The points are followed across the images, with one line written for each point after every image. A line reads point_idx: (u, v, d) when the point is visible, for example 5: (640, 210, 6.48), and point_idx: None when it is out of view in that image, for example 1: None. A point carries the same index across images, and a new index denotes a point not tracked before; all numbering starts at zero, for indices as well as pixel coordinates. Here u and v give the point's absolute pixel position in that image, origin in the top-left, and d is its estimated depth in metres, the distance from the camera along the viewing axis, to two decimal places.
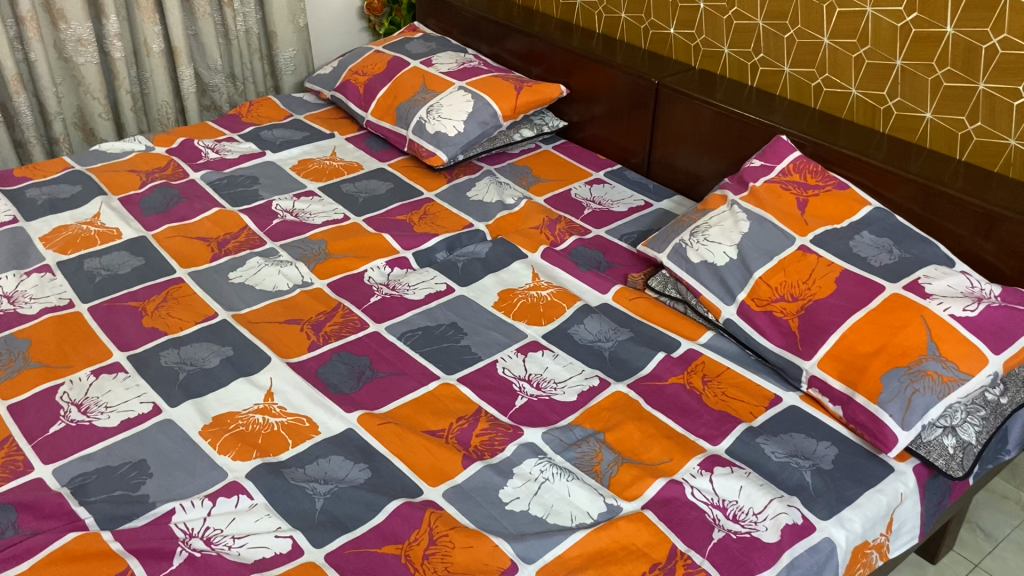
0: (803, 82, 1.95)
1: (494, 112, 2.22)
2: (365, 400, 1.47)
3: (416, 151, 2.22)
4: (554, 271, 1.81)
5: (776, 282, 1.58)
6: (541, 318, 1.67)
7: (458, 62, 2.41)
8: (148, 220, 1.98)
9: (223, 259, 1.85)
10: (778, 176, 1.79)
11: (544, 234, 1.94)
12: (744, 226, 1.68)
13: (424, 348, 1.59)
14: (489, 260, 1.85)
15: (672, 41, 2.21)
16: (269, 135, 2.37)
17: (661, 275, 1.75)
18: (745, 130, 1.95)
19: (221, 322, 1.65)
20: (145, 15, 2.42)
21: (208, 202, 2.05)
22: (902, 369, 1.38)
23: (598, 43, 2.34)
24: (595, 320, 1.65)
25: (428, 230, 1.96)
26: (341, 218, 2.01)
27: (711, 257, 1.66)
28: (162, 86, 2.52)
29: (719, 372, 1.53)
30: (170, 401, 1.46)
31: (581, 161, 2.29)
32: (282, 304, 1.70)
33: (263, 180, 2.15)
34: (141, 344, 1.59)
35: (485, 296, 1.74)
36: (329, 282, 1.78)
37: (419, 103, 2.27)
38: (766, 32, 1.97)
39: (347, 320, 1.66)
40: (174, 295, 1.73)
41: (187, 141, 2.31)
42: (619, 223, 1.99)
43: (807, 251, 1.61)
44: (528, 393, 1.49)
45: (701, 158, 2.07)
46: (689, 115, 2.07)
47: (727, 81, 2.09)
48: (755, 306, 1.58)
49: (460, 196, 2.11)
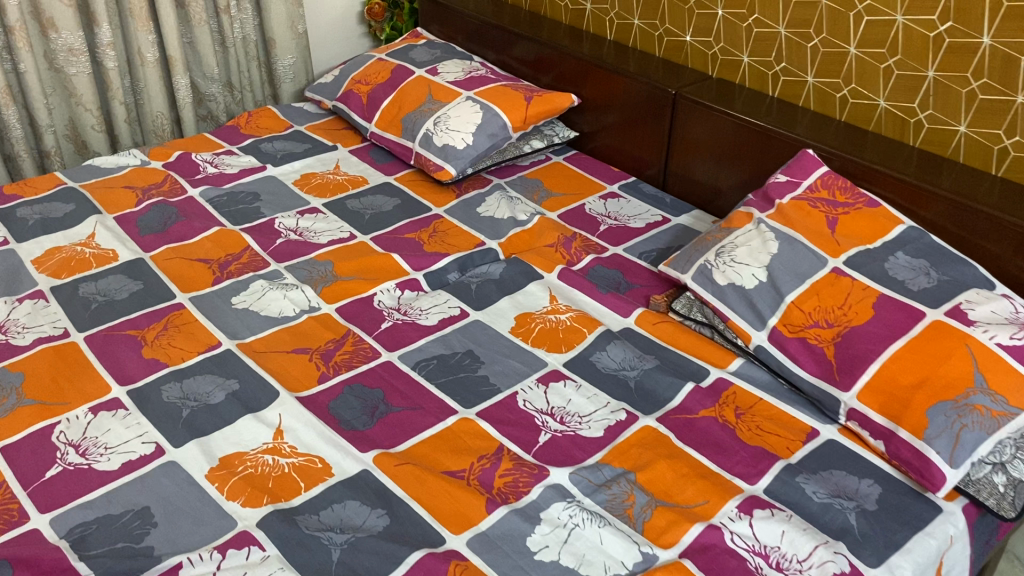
0: (827, 93, 1.87)
1: (503, 124, 2.15)
2: (380, 437, 1.39)
3: (423, 165, 2.14)
4: (572, 292, 1.74)
5: (809, 307, 1.51)
6: (561, 345, 1.59)
7: (464, 71, 2.33)
8: (145, 241, 1.89)
9: (225, 282, 1.76)
10: (806, 193, 1.72)
11: (560, 253, 1.86)
12: (773, 247, 1.61)
13: (439, 379, 1.51)
14: (504, 281, 1.77)
15: (688, 49, 2.13)
16: (270, 147, 2.29)
17: (685, 297, 1.68)
18: (767, 143, 1.88)
19: (224, 353, 1.57)
20: (138, 23, 2.33)
21: (208, 221, 1.97)
22: (949, 403, 1.31)
23: (610, 51, 2.26)
24: (618, 346, 1.58)
25: (439, 250, 1.88)
26: (347, 236, 1.93)
27: (739, 280, 1.59)
28: (157, 97, 2.43)
29: (751, 404, 1.46)
30: (174, 441, 1.38)
31: (594, 173, 2.21)
32: (289, 332, 1.62)
33: (264, 196, 2.07)
34: (141, 377, 1.51)
35: (501, 321, 1.66)
36: (337, 307, 1.69)
37: (425, 115, 2.19)
38: (789, 41, 1.90)
39: (358, 349, 1.57)
40: (175, 323, 1.64)
41: (184, 155, 2.23)
42: (637, 241, 1.91)
43: (840, 273, 1.54)
44: (551, 427, 1.41)
45: (720, 171, 2.00)
46: (707, 126, 1.99)
47: (746, 91, 2.01)
48: (788, 332, 1.51)
49: (470, 212, 2.03)
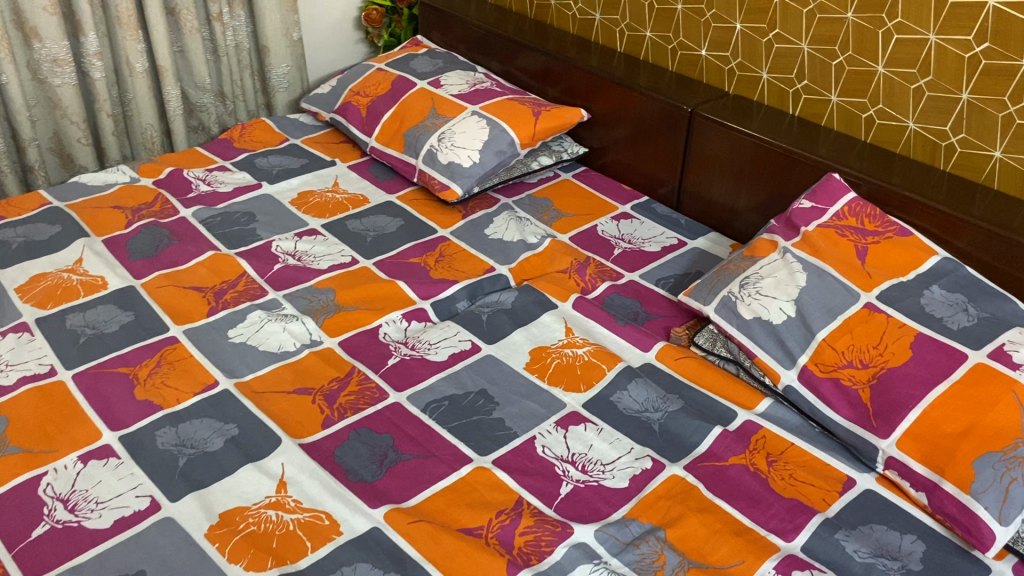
0: (852, 113, 1.79)
1: (510, 140, 2.06)
2: (390, 490, 1.30)
3: (427, 183, 2.04)
4: (588, 324, 1.65)
5: (842, 345, 1.43)
6: (579, 384, 1.50)
7: (468, 83, 2.24)
8: (136, 267, 1.79)
9: (221, 313, 1.67)
10: (833, 220, 1.64)
11: (573, 279, 1.78)
12: (801, 279, 1.53)
13: (452, 423, 1.42)
14: (516, 311, 1.69)
15: (704, 63, 2.04)
16: (264, 163, 2.19)
17: (707, 331, 1.60)
18: (789, 165, 1.80)
19: (222, 393, 1.47)
20: (127, 32, 2.22)
21: (202, 245, 1.87)
22: (997, 454, 1.24)
23: (620, 64, 2.17)
24: (640, 385, 1.49)
25: (446, 277, 1.79)
26: (348, 261, 1.84)
27: (765, 314, 1.52)
28: (146, 108, 2.33)
29: (783, 450, 1.38)
30: (170, 495, 1.29)
31: (604, 191, 2.12)
32: (290, 370, 1.53)
33: (260, 217, 1.97)
34: (133, 421, 1.42)
35: (515, 356, 1.57)
36: (340, 340, 1.60)
37: (429, 130, 2.10)
38: (812, 58, 1.82)
39: (364, 389, 1.48)
40: (169, 359, 1.55)
41: (175, 172, 2.12)
42: (654, 266, 1.83)
43: (874, 309, 1.46)
44: (573, 477, 1.33)
45: (739, 192, 1.92)
46: (725, 146, 1.91)
47: (765, 109, 1.93)
48: (820, 372, 1.43)
49: (477, 234, 1.94)
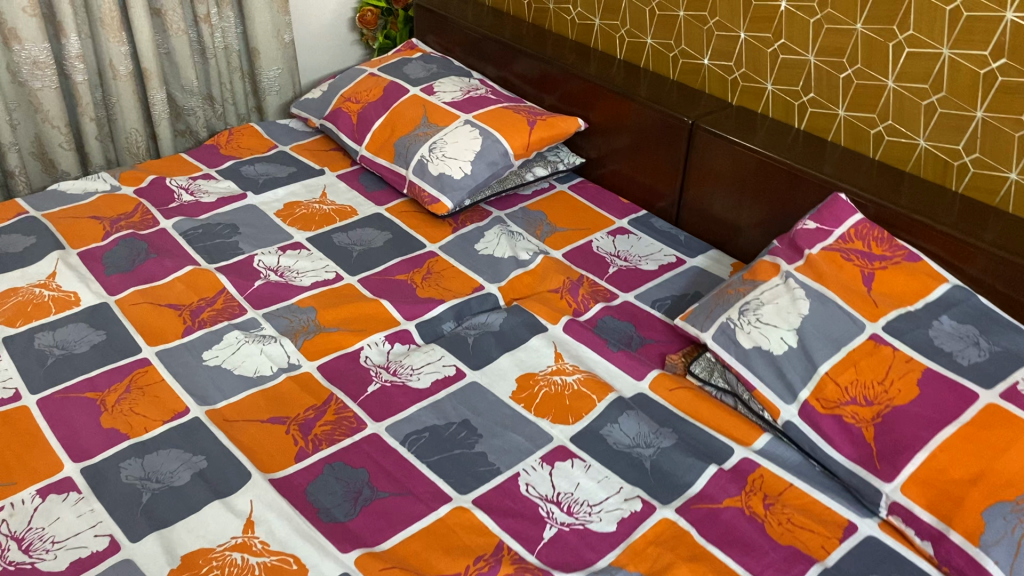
0: (860, 128, 1.71)
1: (504, 151, 1.98)
2: (363, 532, 1.23)
3: (417, 195, 1.97)
4: (580, 349, 1.58)
5: (846, 380, 1.35)
6: (567, 415, 1.43)
7: (462, 90, 2.16)
8: (111, 282, 1.73)
9: (196, 333, 1.60)
10: (838, 243, 1.56)
11: (565, 300, 1.70)
12: (804, 307, 1.46)
13: (431, 457, 1.35)
14: (504, 334, 1.61)
15: (706, 72, 1.96)
16: (251, 171, 2.12)
17: (704, 359, 1.52)
18: (793, 183, 1.72)
19: (193, 422, 1.40)
20: (110, 33, 2.15)
21: (181, 259, 1.80)
22: (1008, 504, 1.16)
23: (619, 72, 2.10)
24: (632, 417, 1.42)
25: (433, 295, 1.72)
26: (332, 278, 1.76)
27: (765, 343, 1.44)
28: (131, 112, 2.25)
29: (780, 491, 1.31)
30: (131, 534, 1.22)
31: (601, 204, 2.04)
32: (265, 396, 1.46)
33: (243, 229, 1.90)
34: (98, 452, 1.35)
35: (501, 383, 1.50)
36: (319, 364, 1.53)
37: (420, 140, 2.02)
38: (818, 70, 1.73)
39: (341, 418, 1.41)
40: (139, 384, 1.48)
41: (157, 180, 2.06)
42: (650, 286, 1.75)
43: (880, 341, 1.38)
44: (557, 520, 1.25)
45: (741, 208, 1.84)
46: (727, 161, 1.83)
47: (769, 122, 1.85)
48: (822, 408, 1.35)
49: (467, 249, 1.86)
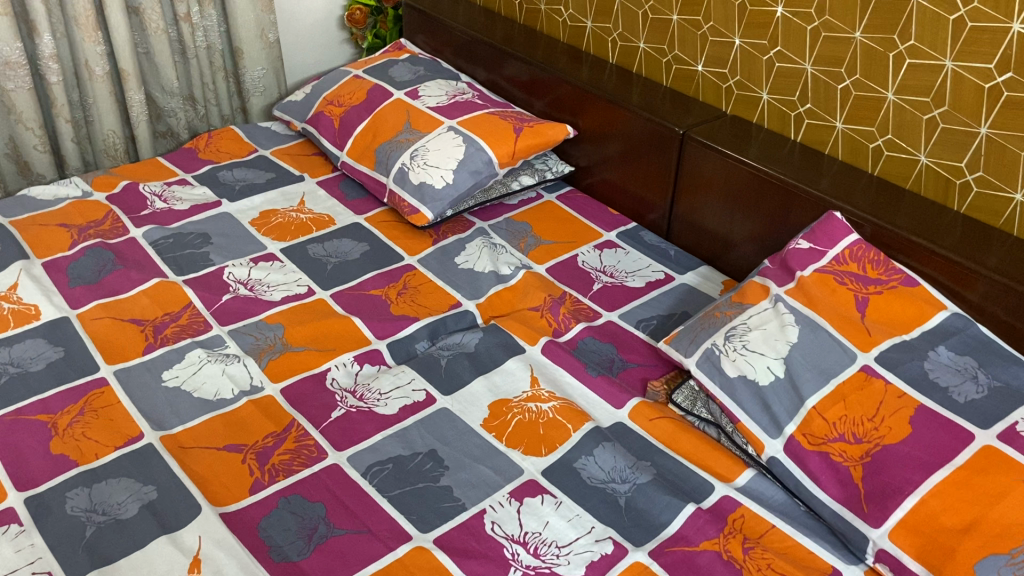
0: (859, 142, 1.62)
1: (488, 159, 1.90)
2: (315, 573, 1.16)
3: (396, 205, 1.90)
4: (557, 373, 1.50)
5: (834, 415, 1.28)
6: (540, 446, 1.35)
7: (447, 94, 2.08)
8: (74, 295, 1.66)
9: (158, 352, 1.53)
10: (832, 264, 1.48)
11: (545, 319, 1.62)
12: (792, 334, 1.38)
13: (393, 491, 1.28)
14: (479, 355, 1.54)
15: (700, 79, 1.88)
16: (228, 176, 2.05)
17: (687, 388, 1.44)
18: (787, 199, 1.63)
19: (146, 448, 1.34)
20: (86, 33, 2.08)
21: (148, 271, 1.74)
22: (1002, 557, 1.08)
23: (611, 78, 2.01)
24: (608, 449, 1.34)
25: (407, 313, 1.64)
26: (304, 292, 1.69)
27: (751, 372, 1.36)
28: (108, 113, 2.19)
29: (761, 534, 1.23)
30: (70, 571, 1.16)
31: (590, 215, 1.97)
32: (224, 421, 1.39)
33: (215, 239, 1.84)
34: (43, 480, 1.28)
35: (472, 410, 1.42)
36: (283, 387, 1.46)
37: (401, 147, 1.95)
38: (815, 80, 1.65)
39: (301, 447, 1.34)
40: (93, 406, 1.42)
41: (131, 185, 1.99)
42: (635, 305, 1.67)
43: (871, 374, 1.30)
44: (523, 562, 1.18)
45: (733, 223, 1.75)
46: (719, 174, 1.74)
47: (764, 133, 1.76)
48: (808, 444, 1.27)
49: (446, 263, 1.79)
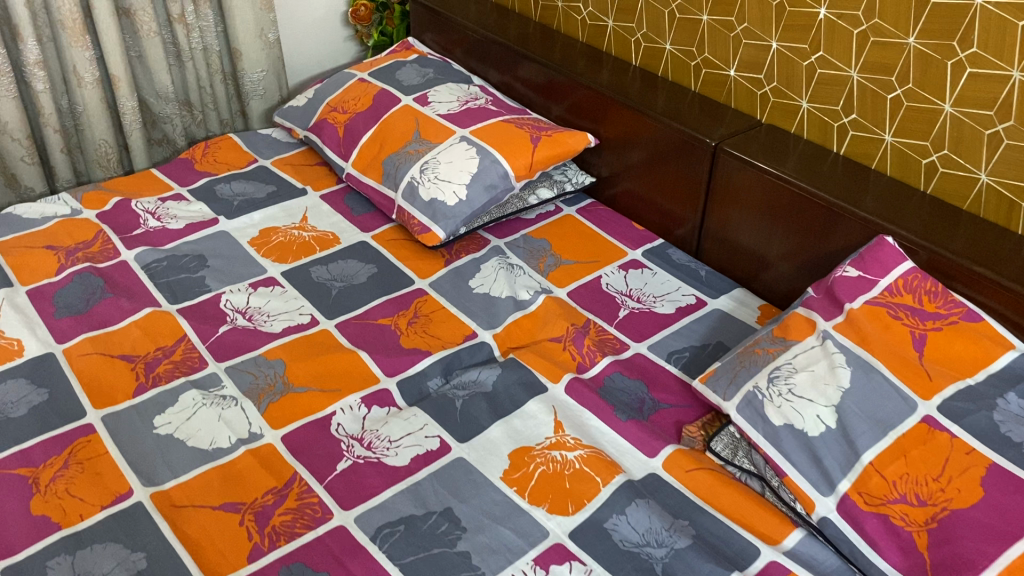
0: (909, 156, 1.48)
1: (503, 172, 1.77)
2: None
3: (406, 222, 1.77)
4: (583, 416, 1.37)
5: (894, 474, 1.15)
6: (566, 502, 1.23)
7: (459, 100, 1.95)
8: (60, 327, 1.54)
9: (149, 393, 1.41)
10: (883, 296, 1.35)
11: (568, 352, 1.50)
12: (843, 378, 1.25)
13: (405, 559, 1.16)
14: (497, 395, 1.41)
15: (732, 84, 1.74)
16: (226, 190, 1.92)
17: (727, 435, 1.31)
18: (830, 220, 1.50)
19: (135, 509, 1.22)
20: (73, 37, 1.95)
21: (140, 299, 1.61)
22: None
23: (635, 82, 1.88)
24: (642, 508, 1.22)
25: (419, 345, 1.52)
26: (307, 322, 1.57)
27: (798, 421, 1.23)
28: (99, 121, 2.07)
29: None
30: None
31: (613, 231, 1.83)
32: (220, 474, 1.28)
33: (212, 261, 1.71)
34: (22, 547, 1.17)
35: (491, 460, 1.30)
36: (284, 433, 1.34)
37: (410, 159, 1.81)
38: (862, 88, 1.50)
39: (303, 506, 1.23)
40: (78, 458, 1.30)
41: (123, 202, 1.87)
42: (665, 334, 1.54)
43: (935, 426, 1.18)
44: None
45: (770, 242, 1.62)
46: (754, 190, 1.61)
47: (803, 145, 1.63)
48: (865, 505, 1.15)
49: (460, 287, 1.66)
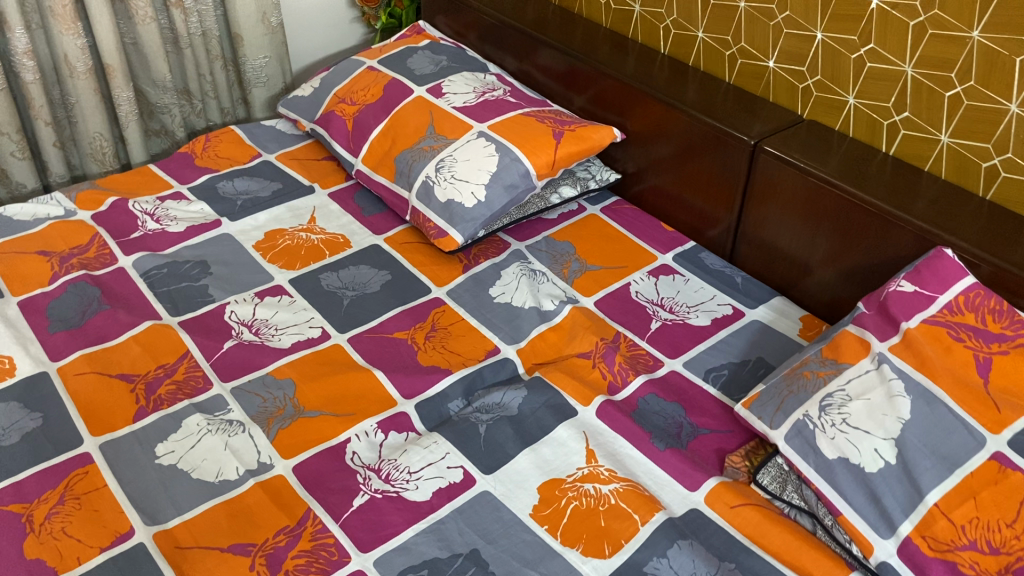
0: (967, 158, 1.37)
1: (524, 170, 1.66)
2: None
3: (420, 225, 1.66)
4: (616, 443, 1.28)
5: (962, 517, 1.06)
6: (603, 543, 1.14)
7: (475, 91, 1.83)
8: (54, 343, 1.44)
9: (150, 417, 1.32)
10: (942, 314, 1.24)
11: (598, 370, 1.40)
12: (903, 408, 1.15)
13: None
14: (523, 420, 1.31)
15: (771, 76, 1.62)
16: (229, 188, 1.82)
17: (774, 467, 1.22)
18: (880, 228, 1.38)
19: (136, 551, 1.13)
20: (63, 25, 1.83)
21: (139, 311, 1.51)
22: None
23: (663, 72, 1.76)
24: (685, 550, 1.13)
25: (438, 363, 1.42)
26: (318, 335, 1.47)
27: (854, 455, 1.14)
28: (93, 113, 1.95)
29: None
30: None
31: (641, 233, 1.73)
32: (228, 511, 1.18)
33: (215, 267, 1.61)
34: None
35: (519, 494, 1.20)
36: (296, 464, 1.25)
37: (424, 156, 1.70)
38: (917, 85, 1.39)
39: (319, 548, 1.13)
40: (75, 493, 1.20)
41: (119, 202, 1.76)
42: (701, 349, 1.45)
43: (1006, 464, 1.09)
44: None
45: (812, 248, 1.51)
46: (795, 192, 1.50)
47: (848, 144, 1.51)
48: (930, 550, 1.06)
49: (480, 296, 1.56)
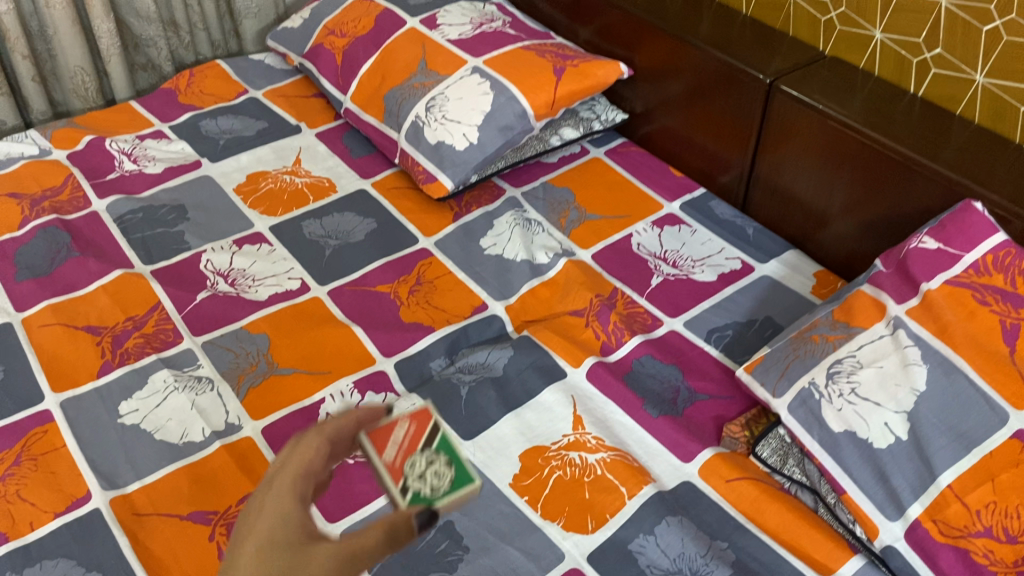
0: (1003, 101, 1.24)
1: (521, 110, 1.53)
2: None
3: (410, 168, 1.56)
4: (607, 409, 1.19)
5: (977, 502, 0.97)
6: (585, 518, 1.06)
7: (473, 22, 1.71)
8: (19, 292, 1.37)
9: (115, 373, 1.25)
10: (968, 274, 1.11)
11: (591, 328, 1.30)
12: (918, 379, 1.05)
13: None
14: (509, 382, 1.23)
15: (792, 8, 1.49)
16: (212, 127, 1.72)
17: (774, 438, 1.13)
18: (903, 178, 1.26)
19: (91, 517, 1.06)
20: None
21: (111, 259, 1.44)
22: None
23: (675, 4, 1.63)
24: (674, 528, 1.05)
25: (421, 319, 1.33)
26: (296, 286, 1.39)
27: (862, 429, 1.04)
28: (72, 46, 1.85)
29: None
30: None
31: (646, 179, 1.62)
32: (190, 476, 1.11)
33: (193, 213, 1.53)
34: None
35: (499, 463, 1.13)
36: (265, 425, 1.18)
37: (415, 94, 1.59)
38: (951, 17, 1.25)
39: None
40: (32, 453, 1.14)
41: (96, 141, 1.67)
42: (704, 307, 1.35)
43: None
44: None
45: (829, 198, 1.39)
46: (812, 137, 1.37)
47: (873, 84, 1.38)
48: (941, 536, 0.97)
49: (470, 248, 1.46)
